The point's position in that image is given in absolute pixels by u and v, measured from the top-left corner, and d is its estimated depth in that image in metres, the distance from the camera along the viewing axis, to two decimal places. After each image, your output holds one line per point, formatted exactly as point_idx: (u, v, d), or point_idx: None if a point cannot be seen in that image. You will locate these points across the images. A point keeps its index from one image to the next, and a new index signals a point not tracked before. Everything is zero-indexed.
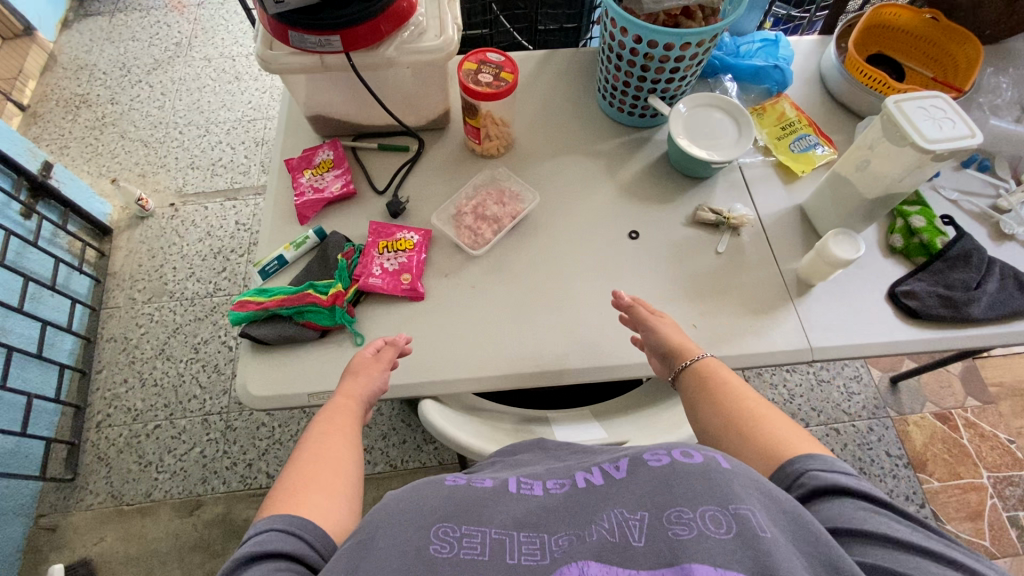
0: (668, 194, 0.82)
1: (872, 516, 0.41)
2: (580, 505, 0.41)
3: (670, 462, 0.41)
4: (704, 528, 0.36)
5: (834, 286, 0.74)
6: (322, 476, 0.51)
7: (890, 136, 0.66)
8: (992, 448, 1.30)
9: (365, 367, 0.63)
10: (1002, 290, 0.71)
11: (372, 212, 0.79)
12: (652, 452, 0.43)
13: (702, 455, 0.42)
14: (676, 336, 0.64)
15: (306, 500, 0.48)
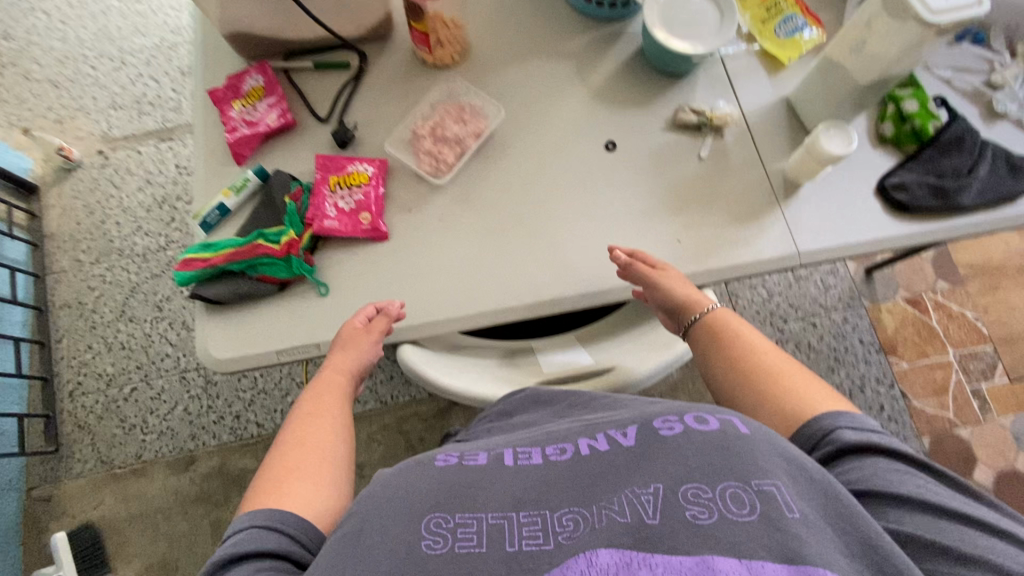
0: (645, 96, 0.74)
1: (904, 477, 0.41)
2: (587, 476, 0.40)
3: (684, 431, 0.42)
4: (725, 509, 0.36)
5: (823, 184, 0.70)
6: (310, 461, 0.49)
7: (890, 10, 0.58)
8: (958, 327, 1.36)
9: (358, 339, 0.59)
10: (993, 175, 0.68)
11: (317, 144, 0.70)
12: (662, 420, 0.43)
13: (716, 423, 0.42)
14: (687, 287, 0.62)
15: (292, 488, 0.46)
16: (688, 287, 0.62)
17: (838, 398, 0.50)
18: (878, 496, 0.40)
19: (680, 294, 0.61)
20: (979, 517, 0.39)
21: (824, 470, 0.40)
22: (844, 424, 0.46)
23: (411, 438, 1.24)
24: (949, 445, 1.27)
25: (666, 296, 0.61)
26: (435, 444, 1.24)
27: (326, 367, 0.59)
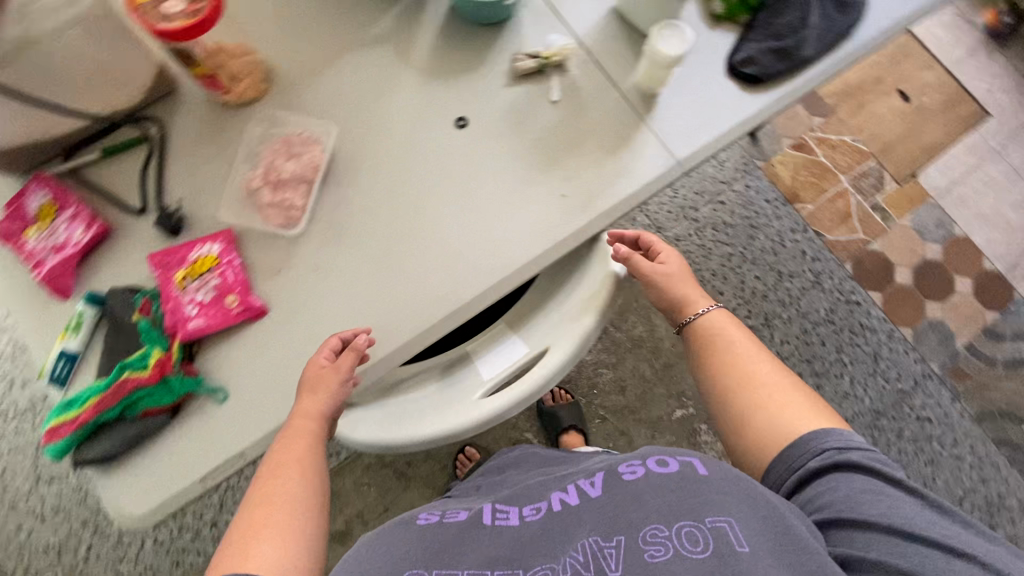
0: (475, 55, 0.69)
1: (875, 498, 0.48)
2: (555, 532, 0.51)
3: (647, 475, 0.53)
4: (681, 547, 0.46)
5: (677, 86, 0.68)
6: (273, 518, 0.48)
7: None
8: (843, 154, 1.44)
9: (324, 378, 0.55)
10: (824, 18, 0.69)
11: (145, 241, 0.61)
12: (626, 466, 0.55)
13: (674, 462, 0.54)
14: (690, 286, 0.65)
15: (252, 549, 0.46)
16: (687, 287, 0.65)
17: (825, 413, 0.56)
18: (849, 521, 0.47)
19: (678, 297, 0.64)
20: (948, 541, 0.44)
21: (778, 498, 0.50)
22: (831, 443, 0.52)
23: (398, 467, 1.21)
24: (868, 262, 1.38)
25: (667, 293, 0.64)
26: (424, 462, 1.22)
27: (294, 412, 0.55)
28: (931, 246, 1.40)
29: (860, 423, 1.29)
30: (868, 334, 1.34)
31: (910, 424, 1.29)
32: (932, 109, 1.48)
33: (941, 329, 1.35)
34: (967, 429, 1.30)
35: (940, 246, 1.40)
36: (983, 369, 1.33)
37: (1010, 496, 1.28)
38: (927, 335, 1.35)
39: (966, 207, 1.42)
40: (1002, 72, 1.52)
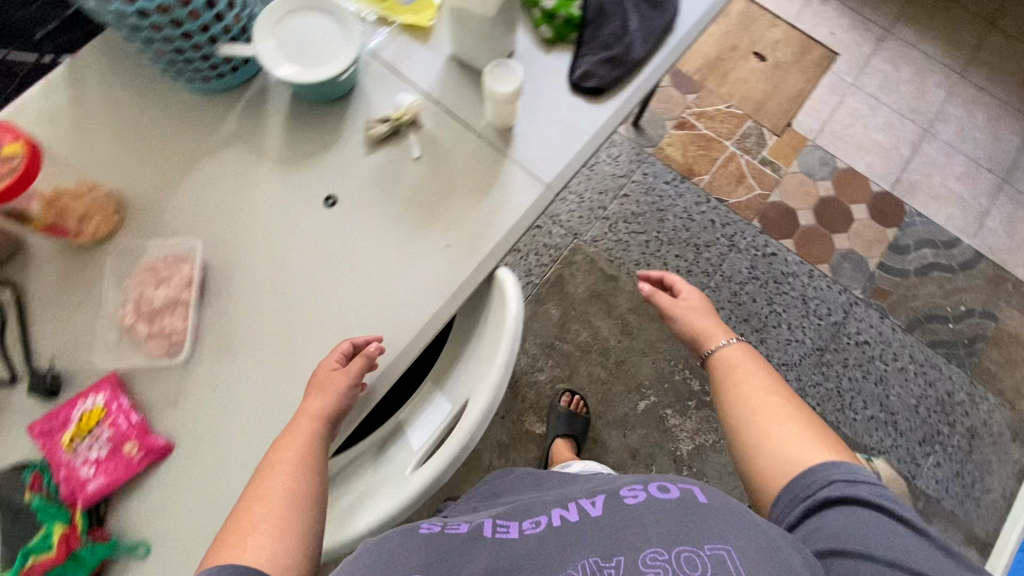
0: (328, 133, 0.69)
1: (879, 533, 0.47)
2: (555, 544, 0.49)
3: (648, 500, 0.52)
4: (681, 569, 0.45)
5: (528, 116, 0.71)
6: (271, 512, 0.48)
7: None
8: (722, 121, 1.53)
9: (331, 382, 0.56)
10: (643, 20, 0.73)
11: (21, 413, 0.57)
12: (627, 491, 0.54)
13: (676, 489, 0.53)
14: (710, 318, 0.72)
15: (247, 544, 0.45)
16: (708, 317, 0.72)
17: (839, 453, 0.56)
18: (850, 555, 0.47)
19: (697, 325, 0.72)
20: None
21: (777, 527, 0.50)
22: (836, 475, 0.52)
23: None
24: (772, 213, 1.46)
25: (684, 318, 0.73)
26: None
27: (299, 411, 0.55)
28: (822, 184, 1.50)
29: (808, 364, 1.35)
30: (791, 279, 1.41)
31: (852, 351, 1.37)
32: (787, 62, 1.60)
33: (853, 257, 1.44)
34: (902, 341, 1.38)
35: (830, 182, 1.50)
36: (900, 282, 1.43)
37: (957, 391, 1.36)
38: (843, 266, 1.43)
39: (842, 141, 1.53)
40: (836, 15, 1.67)
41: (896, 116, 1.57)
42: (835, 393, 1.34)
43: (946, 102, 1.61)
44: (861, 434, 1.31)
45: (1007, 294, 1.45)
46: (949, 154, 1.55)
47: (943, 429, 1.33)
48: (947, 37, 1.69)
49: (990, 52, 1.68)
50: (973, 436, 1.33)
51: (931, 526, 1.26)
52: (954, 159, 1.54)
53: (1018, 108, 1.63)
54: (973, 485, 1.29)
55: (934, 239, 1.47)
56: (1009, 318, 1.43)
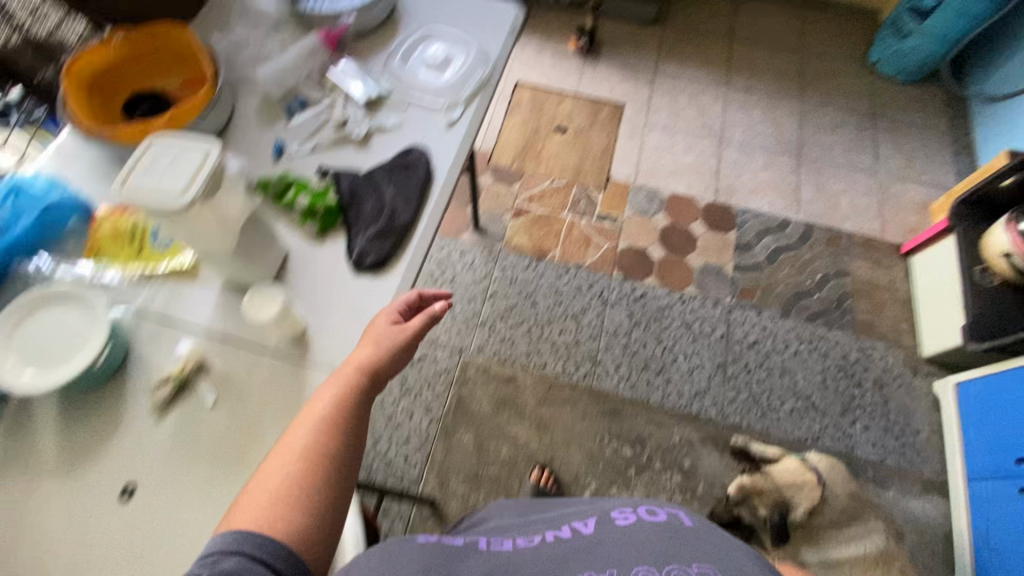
0: (108, 418, 0.64)
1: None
2: (544, 548, 0.62)
3: (636, 520, 0.65)
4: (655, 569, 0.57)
5: (317, 314, 0.70)
6: (300, 473, 0.52)
7: (159, 215, 0.56)
8: (550, 198, 1.66)
9: (386, 339, 0.62)
10: (399, 183, 0.77)
11: None
12: (619, 515, 0.66)
13: (660, 513, 0.66)
14: None
15: (281, 507, 0.49)
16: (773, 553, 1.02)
17: None
18: None
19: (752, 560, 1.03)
20: None
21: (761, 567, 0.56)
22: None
23: None
24: (626, 260, 1.57)
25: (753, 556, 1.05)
26: None
27: (347, 363, 0.61)
28: (657, 219, 1.64)
29: (718, 384, 1.39)
30: (668, 312, 1.48)
31: (749, 355, 1.43)
32: (585, 127, 1.79)
33: (710, 270, 1.55)
34: (785, 327, 1.47)
35: (663, 213, 1.65)
36: (758, 275, 1.54)
37: (848, 351, 1.45)
38: (705, 281, 1.54)
39: (656, 177, 1.71)
40: (608, 75, 1.90)
41: (692, 139, 1.78)
42: (752, 400, 1.37)
43: (726, 111, 1.84)
44: (792, 430, 1.33)
45: (847, 248, 1.60)
46: (747, 152, 1.75)
47: (854, 392, 1.39)
48: (704, 59, 1.95)
49: (741, 59, 1.96)
50: (881, 387, 1.41)
51: (889, 489, 1.28)
52: (752, 155, 1.75)
53: (782, 94, 1.89)
54: (904, 433, 1.35)
55: (767, 227, 1.63)
56: (859, 268, 1.57)
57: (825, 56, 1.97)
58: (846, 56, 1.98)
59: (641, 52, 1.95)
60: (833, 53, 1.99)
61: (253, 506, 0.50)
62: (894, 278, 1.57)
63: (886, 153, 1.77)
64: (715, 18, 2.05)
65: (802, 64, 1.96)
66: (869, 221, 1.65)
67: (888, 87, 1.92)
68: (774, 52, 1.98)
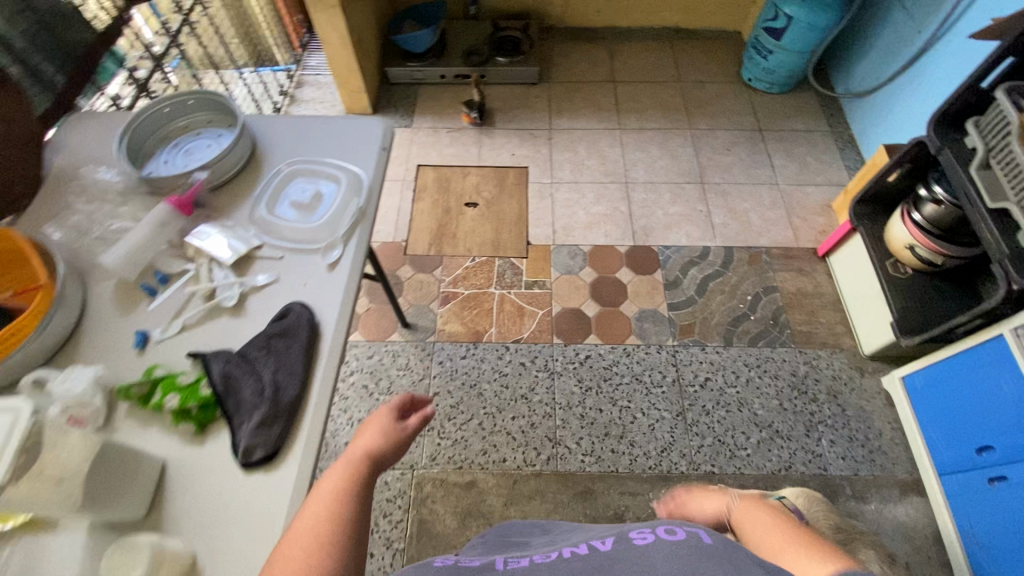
0: None
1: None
2: (558, 564, 0.56)
3: (655, 539, 0.55)
4: None
5: (206, 535, 0.60)
6: (322, 549, 0.52)
7: None
8: (475, 275, 1.62)
9: (391, 433, 0.65)
10: (281, 351, 0.69)
11: None
12: (639, 535, 0.58)
13: (682, 531, 0.56)
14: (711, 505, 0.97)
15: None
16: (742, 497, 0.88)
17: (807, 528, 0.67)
18: None
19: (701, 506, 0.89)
20: None
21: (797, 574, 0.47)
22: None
23: None
24: (563, 322, 1.53)
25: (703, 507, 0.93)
26: None
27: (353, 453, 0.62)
28: (584, 274, 1.63)
29: (682, 433, 1.35)
30: (616, 368, 1.44)
31: (705, 395, 1.40)
32: (494, 197, 1.79)
33: (646, 314, 1.54)
34: (731, 357, 1.47)
35: (588, 268, 1.64)
36: (694, 310, 1.55)
37: (797, 367, 1.45)
38: (645, 328, 1.52)
39: (574, 232, 1.71)
40: (506, 142, 1.92)
41: (598, 188, 1.80)
42: (719, 442, 1.34)
43: (625, 154, 1.89)
44: (765, 464, 1.31)
45: (769, 264, 1.64)
46: (653, 190, 1.79)
47: (812, 408, 1.39)
48: (593, 107, 2.02)
49: (627, 101, 2.03)
50: (835, 395, 1.42)
51: (870, 502, 1.27)
52: (659, 192, 1.79)
53: (673, 126, 1.96)
54: (868, 437, 1.35)
55: (689, 259, 1.65)
56: (784, 279, 1.61)
57: (703, 82, 2.07)
58: (722, 78, 2.09)
59: (532, 112, 2.00)
60: (710, 78, 2.09)
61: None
62: (820, 282, 1.61)
63: (780, 162, 1.85)
64: (594, 66, 2.12)
65: (684, 93, 2.05)
66: (781, 232, 1.71)
67: (765, 99, 2.03)
68: (656, 87, 2.06)
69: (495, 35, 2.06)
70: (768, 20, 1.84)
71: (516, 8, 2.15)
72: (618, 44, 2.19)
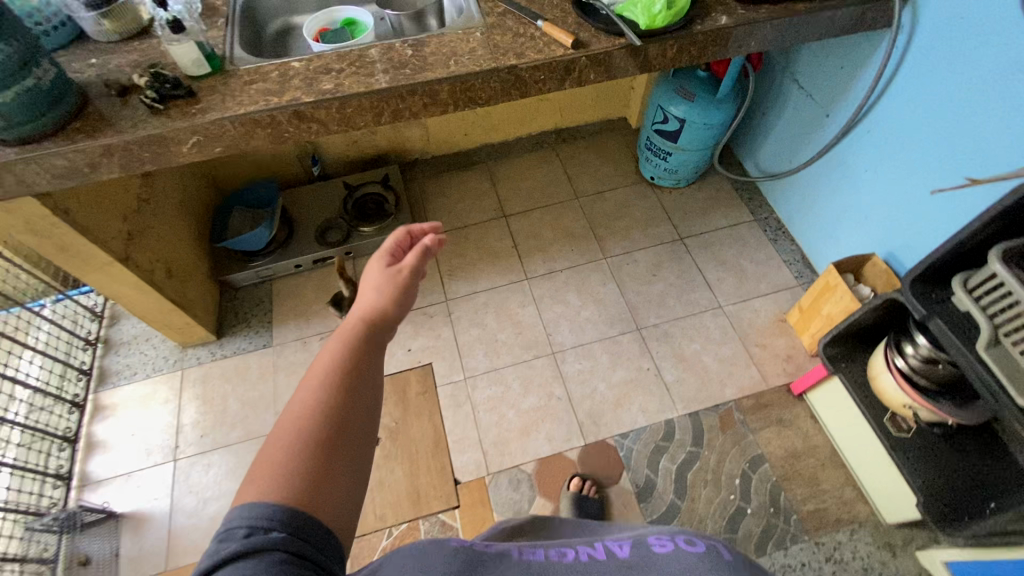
0: None
1: None
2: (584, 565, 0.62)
3: (677, 548, 0.62)
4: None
5: None
6: (320, 446, 0.50)
7: None
8: None
9: (395, 272, 0.68)
10: None
11: None
12: (659, 543, 0.64)
13: (702, 545, 0.61)
14: None
15: (291, 475, 0.47)
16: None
17: None
18: None
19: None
20: None
21: None
22: None
23: None
24: None
25: None
26: None
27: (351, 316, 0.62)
28: (536, 509, 1.26)
29: None
30: None
31: None
32: (398, 423, 1.40)
33: None
34: None
35: (539, 498, 1.27)
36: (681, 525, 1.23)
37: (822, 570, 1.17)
38: None
39: (507, 446, 1.35)
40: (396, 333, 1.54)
41: (522, 372, 1.45)
42: None
43: (542, 312, 1.56)
44: None
45: (744, 424, 1.36)
46: (587, 355, 1.47)
47: None
48: (490, 256, 1.68)
49: (526, 237, 1.72)
50: None
51: None
52: (594, 356, 1.47)
53: (587, 259, 1.66)
54: None
55: (655, 447, 1.33)
56: (768, 442, 1.33)
57: (605, 191, 1.80)
58: (623, 180, 1.82)
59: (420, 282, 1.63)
60: (610, 184, 1.82)
61: (253, 482, 0.46)
62: (808, 432, 1.34)
63: (715, 277, 1.59)
64: (478, 201, 1.80)
65: (585, 212, 1.76)
66: (743, 374, 1.44)
67: (675, 196, 1.78)
68: (553, 212, 1.77)
69: (350, 198, 1.68)
70: (656, 122, 1.59)
71: (368, 154, 1.80)
72: (499, 164, 1.88)
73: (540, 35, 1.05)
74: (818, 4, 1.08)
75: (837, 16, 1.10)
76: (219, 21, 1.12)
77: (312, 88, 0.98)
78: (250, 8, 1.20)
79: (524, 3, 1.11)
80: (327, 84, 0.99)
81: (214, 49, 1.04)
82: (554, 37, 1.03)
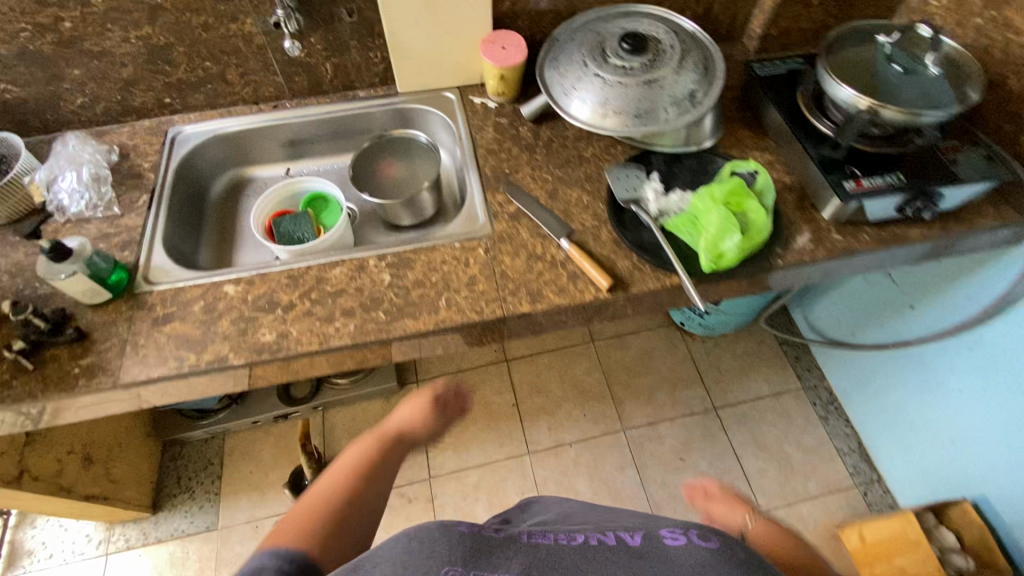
0: None
1: None
2: (602, 555, 0.52)
3: (687, 545, 0.53)
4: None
5: None
6: (319, 509, 0.62)
7: None
8: None
9: (421, 416, 0.79)
10: None
11: None
12: (671, 536, 0.55)
13: (715, 539, 0.52)
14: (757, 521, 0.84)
15: (306, 531, 0.58)
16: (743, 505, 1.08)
17: None
18: None
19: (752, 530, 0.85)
20: None
21: None
22: None
23: None
24: None
25: (764, 536, 0.81)
26: None
27: (369, 436, 0.75)
28: None
29: None
30: None
31: None
32: None
33: None
34: None
35: None
36: None
37: None
38: None
39: None
40: None
41: None
42: None
43: None
44: None
45: None
46: None
47: None
48: (487, 417, 1.41)
49: (531, 392, 1.44)
50: None
51: None
52: None
53: (602, 430, 1.38)
54: None
55: None
56: None
57: (626, 335, 1.53)
58: (647, 321, 1.55)
59: None
60: (632, 324, 1.54)
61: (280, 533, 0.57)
62: None
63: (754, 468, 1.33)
64: None
65: (601, 361, 1.49)
66: None
67: (709, 347, 1.51)
68: (564, 359, 1.49)
69: None
70: None
71: None
72: None
73: (564, 260, 0.78)
74: (940, 228, 0.80)
75: (961, 242, 0.82)
76: (141, 198, 0.85)
77: (245, 340, 0.71)
78: (189, 169, 0.93)
79: (544, 202, 0.84)
80: (268, 333, 0.71)
81: (122, 258, 0.78)
82: (583, 270, 0.76)
